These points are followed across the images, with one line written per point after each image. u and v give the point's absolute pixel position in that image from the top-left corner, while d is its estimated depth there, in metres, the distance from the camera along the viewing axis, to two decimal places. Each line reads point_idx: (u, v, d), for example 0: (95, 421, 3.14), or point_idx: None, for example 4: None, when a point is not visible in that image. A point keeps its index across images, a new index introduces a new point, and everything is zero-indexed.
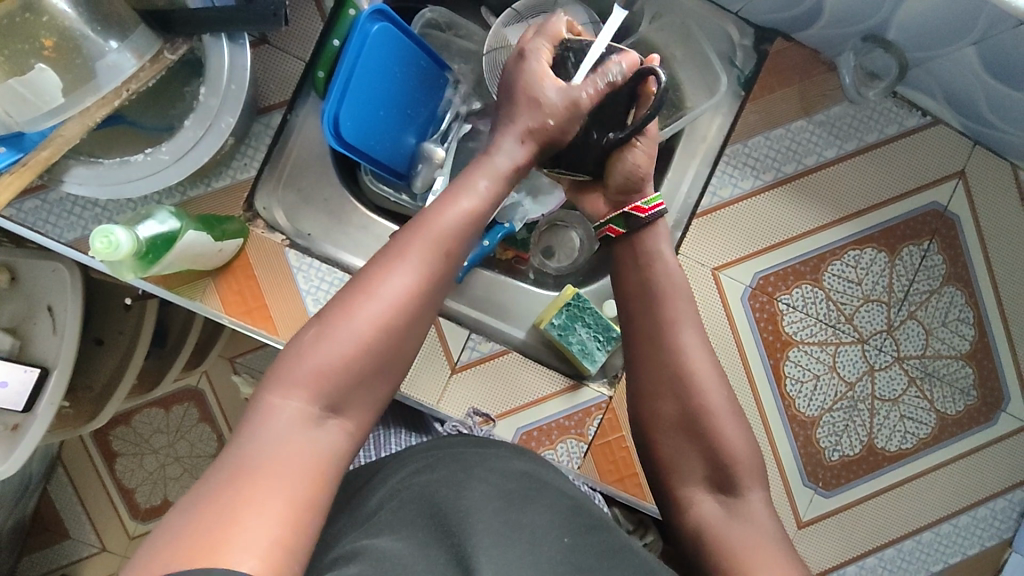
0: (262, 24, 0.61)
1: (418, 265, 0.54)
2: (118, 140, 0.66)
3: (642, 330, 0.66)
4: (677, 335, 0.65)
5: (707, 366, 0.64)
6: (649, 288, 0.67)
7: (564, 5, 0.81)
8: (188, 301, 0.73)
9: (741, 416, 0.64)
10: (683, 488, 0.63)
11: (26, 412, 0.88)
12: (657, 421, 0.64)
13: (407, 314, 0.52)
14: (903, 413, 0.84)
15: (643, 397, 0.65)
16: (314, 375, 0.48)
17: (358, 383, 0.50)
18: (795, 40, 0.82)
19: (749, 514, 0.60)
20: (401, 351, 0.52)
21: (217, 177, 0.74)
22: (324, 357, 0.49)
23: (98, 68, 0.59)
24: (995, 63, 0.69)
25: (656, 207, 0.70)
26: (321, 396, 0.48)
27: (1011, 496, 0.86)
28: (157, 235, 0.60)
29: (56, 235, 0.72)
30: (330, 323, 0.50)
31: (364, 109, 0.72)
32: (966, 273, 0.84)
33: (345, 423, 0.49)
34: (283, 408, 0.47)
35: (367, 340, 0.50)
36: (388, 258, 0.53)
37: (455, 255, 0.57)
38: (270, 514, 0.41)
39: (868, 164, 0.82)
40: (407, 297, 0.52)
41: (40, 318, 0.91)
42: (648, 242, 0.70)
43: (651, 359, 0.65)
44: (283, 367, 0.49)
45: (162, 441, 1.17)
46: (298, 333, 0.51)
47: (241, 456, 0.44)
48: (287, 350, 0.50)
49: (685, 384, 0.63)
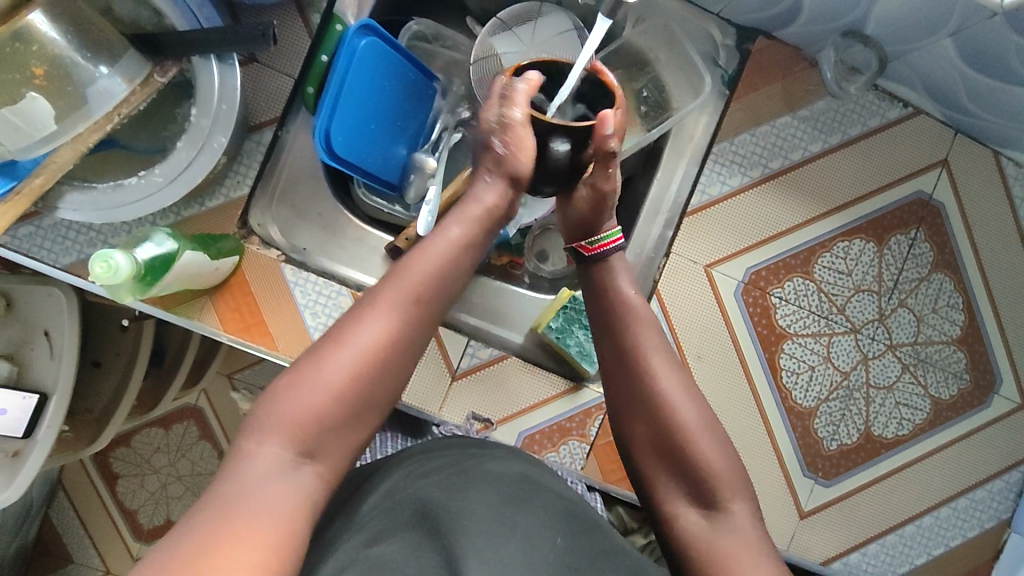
0: (252, 45, 0.61)
1: (394, 313, 0.55)
2: (112, 163, 0.66)
3: (608, 357, 0.65)
4: (645, 360, 0.62)
5: (675, 382, 0.61)
6: (613, 312, 0.66)
7: (547, 12, 0.82)
8: (186, 320, 0.73)
9: (716, 429, 0.60)
10: (666, 506, 0.59)
11: (27, 438, 0.88)
12: (636, 445, 0.62)
13: (383, 360, 0.53)
14: (898, 400, 0.85)
15: (621, 418, 0.63)
16: (287, 424, 0.49)
17: (334, 430, 0.51)
18: (777, 38, 0.83)
19: (732, 524, 0.56)
20: (376, 398, 0.53)
21: (211, 197, 0.75)
22: (299, 406, 0.50)
23: (89, 94, 0.60)
24: (972, 54, 0.71)
25: (605, 244, 0.69)
26: (296, 443, 0.49)
27: (1009, 477, 0.87)
28: (155, 257, 0.61)
29: (51, 260, 0.72)
30: (303, 372, 0.51)
31: (355, 123, 0.72)
32: (954, 260, 0.85)
33: (320, 469, 0.50)
34: (258, 458, 0.48)
35: (341, 389, 0.51)
36: (366, 307, 0.55)
37: (432, 300, 0.58)
38: (250, 552, 0.42)
39: (853, 157, 0.83)
40: (382, 343, 0.53)
41: (37, 343, 0.91)
42: (604, 267, 0.69)
43: (621, 383, 0.63)
44: (257, 417, 0.50)
45: (163, 461, 1.16)
46: (272, 381, 0.52)
47: (226, 496, 0.45)
48: (262, 398, 0.51)
49: (653, 407, 0.61)
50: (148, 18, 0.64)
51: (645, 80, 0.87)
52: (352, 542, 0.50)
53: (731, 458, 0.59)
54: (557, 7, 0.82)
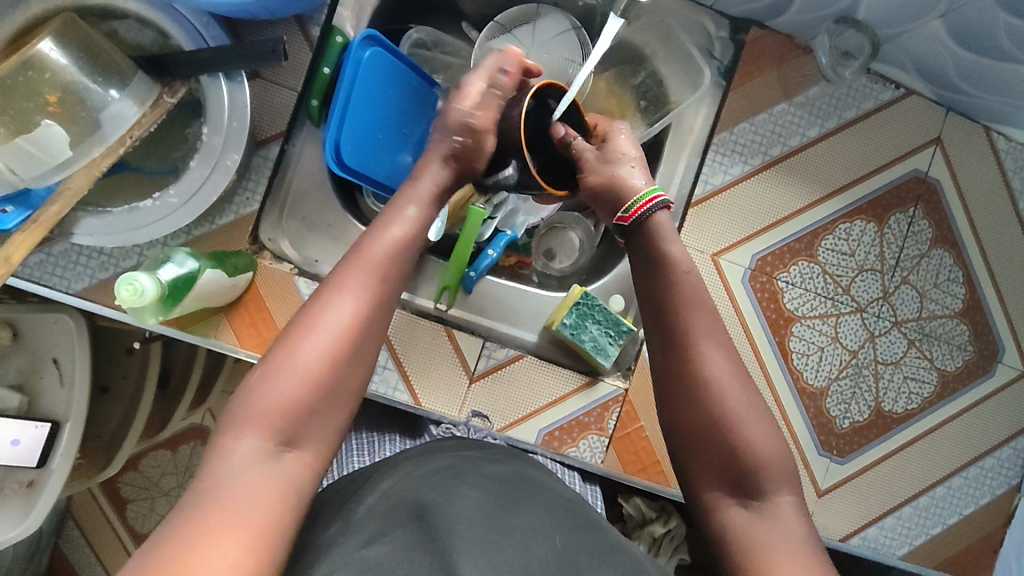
0: (262, 60, 0.62)
1: (357, 297, 0.56)
2: (125, 187, 0.66)
3: (660, 342, 0.64)
4: (696, 345, 0.62)
5: (727, 370, 0.61)
6: (664, 297, 0.65)
7: (544, 14, 0.83)
8: (202, 338, 0.73)
9: (764, 420, 0.60)
10: (706, 492, 0.60)
11: (41, 467, 0.88)
12: (680, 432, 0.62)
13: (353, 341, 0.55)
14: (906, 374, 0.87)
15: (665, 403, 0.63)
16: (264, 412, 0.50)
17: (309, 416, 0.52)
18: (769, 28, 0.84)
19: (774, 515, 0.56)
20: (351, 379, 0.55)
21: (220, 214, 0.74)
22: (275, 393, 0.51)
23: (102, 119, 0.60)
24: (962, 33, 0.73)
25: (645, 205, 0.69)
26: (274, 432, 0.50)
27: (1015, 444, 0.90)
28: (177, 276, 0.60)
29: (64, 286, 0.72)
30: (275, 362, 0.52)
31: (363, 134, 0.73)
32: (952, 235, 0.87)
33: (303, 455, 0.51)
34: (239, 447, 0.49)
35: (313, 373, 0.52)
36: (327, 293, 0.56)
37: (392, 282, 0.59)
38: (231, 541, 0.43)
39: (851, 139, 0.85)
40: (351, 325, 0.55)
41: (46, 371, 0.90)
42: (655, 244, 0.67)
43: (672, 367, 0.62)
44: (236, 408, 0.51)
45: (172, 483, 1.16)
46: (247, 375, 0.53)
47: (212, 489, 0.46)
48: (239, 390, 0.52)
49: (702, 393, 0.60)
50: (151, 40, 0.65)
51: (643, 75, 0.89)
52: (359, 543, 0.51)
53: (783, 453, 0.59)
54: (554, 8, 0.83)
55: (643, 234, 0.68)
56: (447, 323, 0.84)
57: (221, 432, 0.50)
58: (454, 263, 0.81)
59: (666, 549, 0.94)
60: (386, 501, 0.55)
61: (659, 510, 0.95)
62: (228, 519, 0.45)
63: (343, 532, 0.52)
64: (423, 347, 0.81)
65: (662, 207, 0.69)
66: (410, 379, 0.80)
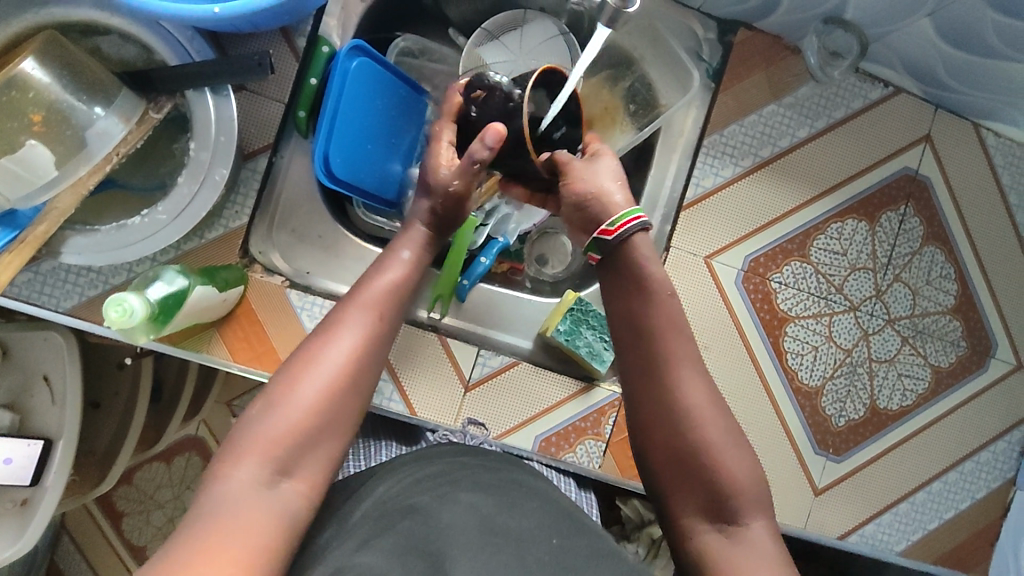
0: (247, 75, 0.62)
1: (360, 331, 0.56)
2: (112, 205, 0.65)
3: (633, 366, 0.61)
4: (672, 371, 0.59)
5: (703, 395, 0.58)
6: (638, 320, 0.61)
7: (532, 20, 0.83)
8: (194, 354, 0.73)
9: (740, 448, 0.57)
10: (682, 517, 0.57)
11: (34, 485, 0.87)
12: (655, 459, 0.59)
13: (355, 374, 0.55)
14: (901, 371, 0.88)
15: (639, 429, 0.61)
16: (263, 442, 0.50)
17: (310, 446, 0.51)
18: (757, 29, 0.84)
19: (748, 540, 0.54)
20: (353, 412, 0.54)
21: (209, 229, 0.74)
22: (275, 423, 0.51)
23: (87, 137, 0.59)
24: (949, 32, 0.74)
25: (627, 223, 0.63)
26: (273, 461, 0.50)
27: (1010, 438, 0.90)
28: (167, 295, 0.60)
29: (53, 304, 0.71)
30: (276, 393, 0.52)
31: (352, 145, 0.73)
32: (943, 232, 0.88)
33: (299, 485, 0.50)
34: (236, 475, 0.48)
35: (314, 404, 0.52)
36: (331, 327, 0.56)
37: (394, 316, 0.60)
38: (220, 565, 0.43)
39: (840, 139, 0.85)
40: (354, 357, 0.55)
41: (38, 388, 0.89)
42: (634, 263, 0.63)
43: (647, 392, 0.60)
44: (235, 439, 0.51)
45: (167, 495, 1.14)
46: (248, 407, 0.53)
47: (209, 510, 0.46)
48: (238, 422, 0.52)
49: (678, 419, 0.58)
50: (135, 55, 0.64)
51: (632, 79, 0.89)
52: (352, 547, 0.51)
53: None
54: (541, 13, 0.83)
55: (622, 255, 0.63)
56: (441, 332, 0.84)
57: (221, 457, 0.50)
58: (446, 272, 0.83)
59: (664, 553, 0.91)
60: (381, 508, 0.55)
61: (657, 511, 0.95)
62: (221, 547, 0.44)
63: (337, 539, 0.52)
64: (417, 355, 0.81)
65: (642, 227, 0.63)
66: (405, 389, 0.80)
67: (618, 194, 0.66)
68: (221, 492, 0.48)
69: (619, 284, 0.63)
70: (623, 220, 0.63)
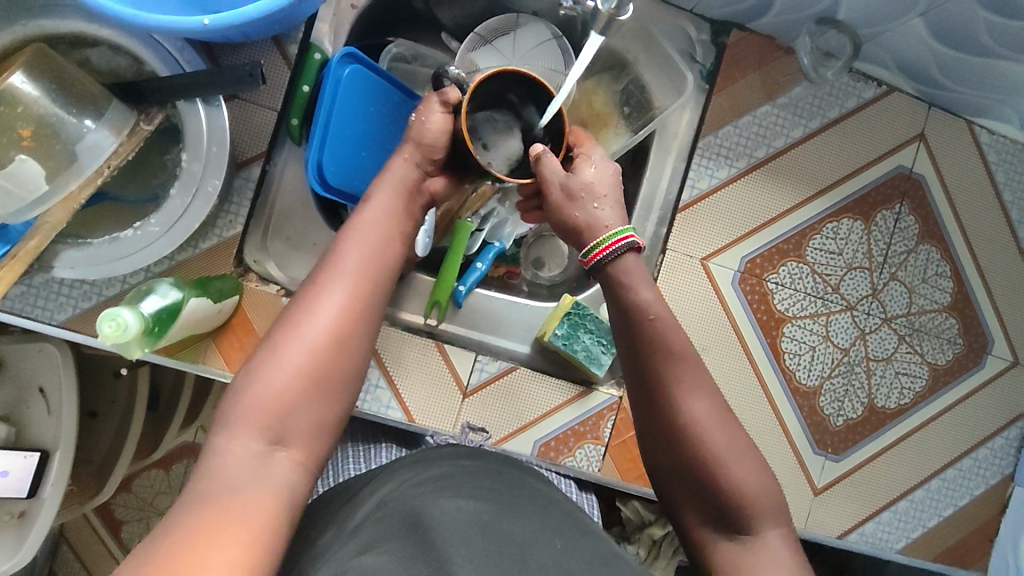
0: (240, 86, 0.62)
1: (347, 299, 0.58)
2: (104, 218, 0.65)
3: (638, 395, 0.63)
4: (675, 394, 0.60)
5: (706, 414, 0.59)
6: (633, 343, 0.63)
7: (525, 23, 0.82)
8: (190, 364, 0.72)
9: (743, 462, 0.58)
10: (697, 530, 0.59)
11: (32, 497, 0.86)
12: (668, 478, 0.61)
13: (340, 338, 0.56)
14: (898, 370, 0.88)
15: (651, 446, 0.63)
16: (252, 410, 0.51)
17: (302, 414, 0.52)
18: (750, 30, 0.84)
19: (759, 542, 0.56)
20: (341, 374, 0.55)
21: (203, 239, 0.73)
22: (263, 390, 0.52)
23: (78, 151, 0.59)
24: (942, 31, 0.74)
25: (606, 247, 0.66)
26: (267, 431, 0.51)
27: (1007, 434, 0.90)
28: (162, 308, 0.59)
29: (46, 317, 0.70)
30: (261, 362, 0.53)
31: (345, 153, 0.73)
32: (938, 230, 0.88)
33: (292, 454, 0.51)
34: (231, 448, 0.49)
35: (300, 366, 0.53)
36: (317, 293, 0.57)
37: (383, 286, 0.61)
38: (229, 543, 0.42)
39: (835, 138, 0.85)
40: (336, 319, 0.56)
41: (33, 400, 0.89)
42: (617, 286, 0.65)
43: (652, 417, 0.62)
44: (226, 412, 0.52)
45: (166, 502, 1.14)
46: (239, 376, 0.54)
47: (206, 483, 0.47)
48: (227, 395, 0.53)
49: (681, 438, 0.59)
50: (126, 67, 0.64)
51: (626, 82, 0.87)
52: (351, 551, 0.50)
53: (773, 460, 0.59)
54: (533, 16, 0.82)
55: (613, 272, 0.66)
56: (438, 339, 0.84)
57: (213, 435, 0.50)
58: (443, 276, 0.83)
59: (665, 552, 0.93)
60: (383, 510, 0.55)
61: (657, 512, 0.95)
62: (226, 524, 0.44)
63: (338, 542, 0.52)
64: (414, 360, 0.80)
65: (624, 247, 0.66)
66: (403, 396, 0.80)
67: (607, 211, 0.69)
68: (214, 468, 0.48)
69: (618, 307, 0.64)
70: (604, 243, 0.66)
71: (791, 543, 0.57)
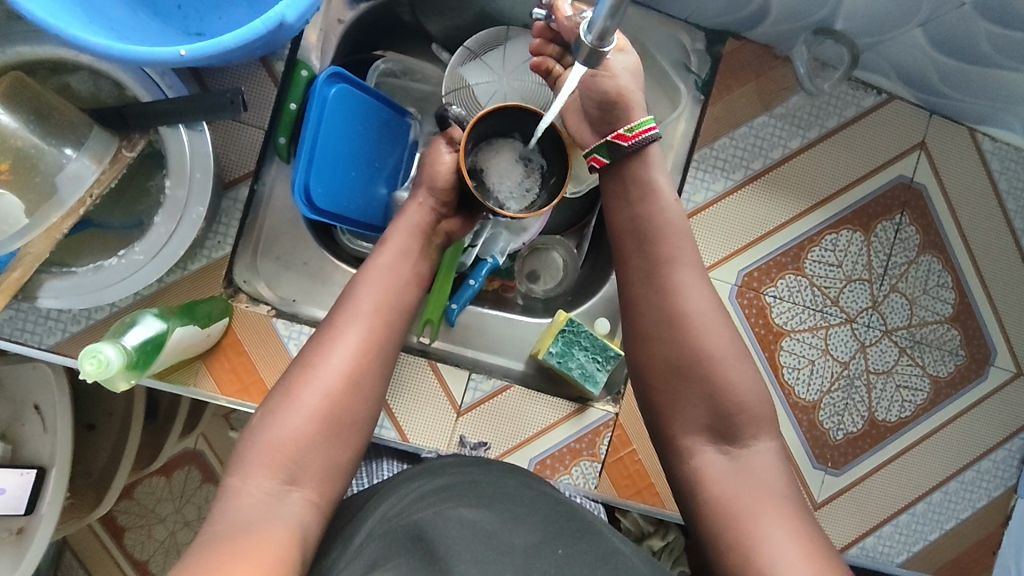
0: (222, 112, 0.62)
1: (353, 343, 0.60)
2: (88, 244, 0.64)
3: (635, 278, 0.66)
4: (671, 274, 0.64)
5: (703, 304, 0.63)
6: (642, 225, 0.66)
7: (516, 36, 0.81)
8: (182, 387, 0.71)
9: (738, 372, 0.62)
10: (682, 437, 0.62)
11: (29, 514, 0.85)
12: (651, 371, 0.64)
13: (353, 380, 0.59)
14: (899, 382, 0.86)
15: (636, 340, 0.65)
16: (269, 450, 0.55)
17: (312, 453, 0.56)
18: (746, 38, 0.82)
19: (768, 490, 0.57)
20: (352, 415, 0.59)
21: (192, 260, 0.72)
22: (277, 431, 0.56)
23: (58, 182, 0.59)
24: (943, 41, 0.72)
25: (643, 132, 0.67)
26: (278, 470, 0.54)
27: (1011, 445, 0.89)
28: (146, 339, 0.59)
29: (36, 341, 0.69)
30: (277, 404, 0.57)
31: (334, 172, 0.72)
32: (939, 239, 0.86)
33: (306, 493, 0.55)
34: (247, 486, 0.53)
35: (315, 408, 0.57)
36: (325, 338, 0.61)
37: (394, 325, 0.64)
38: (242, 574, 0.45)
39: (833, 149, 0.84)
40: (350, 362, 0.60)
41: (30, 418, 0.87)
42: (635, 174, 0.68)
43: (647, 301, 0.64)
44: (242, 454, 0.55)
45: (168, 509, 1.11)
46: (253, 417, 0.58)
47: (225, 521, 0.50)
48: (245, 433, 0.57)
49: (679, 324, 0.62)
50: (108, 91, 0.63)
51: None
52: (359, 569, 0.51)
53: (770, 468, 0.59)
54: (523, 30, 0.82)
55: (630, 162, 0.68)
56: (432, 357, 0.83)
57: (231, 472, 0.55)
58: (437, 296, 0.82)
59: (668, 558, 0.93)
60: (387, 525, 0.55)
61: (657, 523, 0.94)
62: (237, 560, 0.46)
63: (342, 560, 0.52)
64: (409, 376, 0.80)
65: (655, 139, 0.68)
66: (396, 416, 0.79)
67: (615, 208, 0.69)
68: (232, 506, 0.52)
69: (628, 191, 0.68)
70: (643, 127, 0.67)
71: (800, 522, 0.55)
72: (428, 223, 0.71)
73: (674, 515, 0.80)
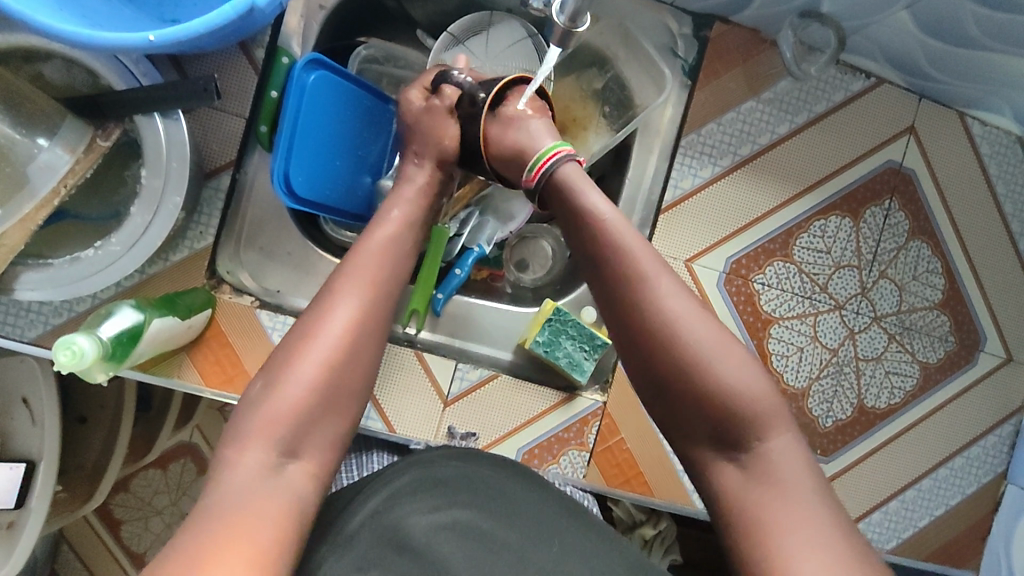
0: (195, 100, 0.62)
1: (357, 308, 0.58)
2: (68, 235, 0.65)
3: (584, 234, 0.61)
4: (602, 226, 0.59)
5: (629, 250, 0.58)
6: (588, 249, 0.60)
7: (498, 22, 0.81)
8: (166, 379, 0.71)
9: None
10: None
11: (19, 508, 0.83)
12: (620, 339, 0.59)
13: (354, 348, 0.56)
14: (888, 369, 0.86)
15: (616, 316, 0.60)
16: (268, 421, 0.52)
17: (311, 425, 0.53)
18: (732, 22, 0.81)
19: None
20: (347, 387, 0.56)
21: (174, 251, 0.72)
22: (276, 401, 0.53)
23: (30, 172, 0.59)
24: (928, 22, 0.71)
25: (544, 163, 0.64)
26: (278, 444, 0.51)
27: (1001, 431, 0.88)
28: (122, 331, 0.59)
29: (19, 334, 0.69)
30: (277, 374, 0.54)
31: (314, 162, 0.71)
32: (929, 225, 0.86)
33: (305, 470, 0.52)
34: (243, 460, 0.50)
35: (315, 377, 0.54)
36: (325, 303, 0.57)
37: (393, 298, 0.61)
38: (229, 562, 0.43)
39: (822, 133, 0.83)
40: (349, 332, 0.57)
41: (16, 412, 0.85)
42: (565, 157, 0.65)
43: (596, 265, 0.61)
44: (239, 423, 0.52)
45: (164, 501, 1.10)
46: (247, 390, 0.55)
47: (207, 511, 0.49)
48: (241, 406, 0.54)
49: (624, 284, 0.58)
50: (83, 81, 0.63)
51: (607, 78, 0.86)
52: None
53: None
54: (508, 14, 0.81)
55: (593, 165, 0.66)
56: (418, 348, 0.82)
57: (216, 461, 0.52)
58: (422, 284, 0.82)
59: (659, 548, 0.92)
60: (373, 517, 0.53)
61: (649, 512, 0.93)
62: (221, 545, 0.44)
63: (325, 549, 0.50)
64: (395, 366, 0.79)
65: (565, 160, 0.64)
66: (383, 407, 0.78)
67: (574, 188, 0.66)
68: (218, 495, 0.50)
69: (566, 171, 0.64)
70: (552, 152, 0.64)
71: None
72: (423, 201, 0.69)
73: (663, 504, 0.80)
